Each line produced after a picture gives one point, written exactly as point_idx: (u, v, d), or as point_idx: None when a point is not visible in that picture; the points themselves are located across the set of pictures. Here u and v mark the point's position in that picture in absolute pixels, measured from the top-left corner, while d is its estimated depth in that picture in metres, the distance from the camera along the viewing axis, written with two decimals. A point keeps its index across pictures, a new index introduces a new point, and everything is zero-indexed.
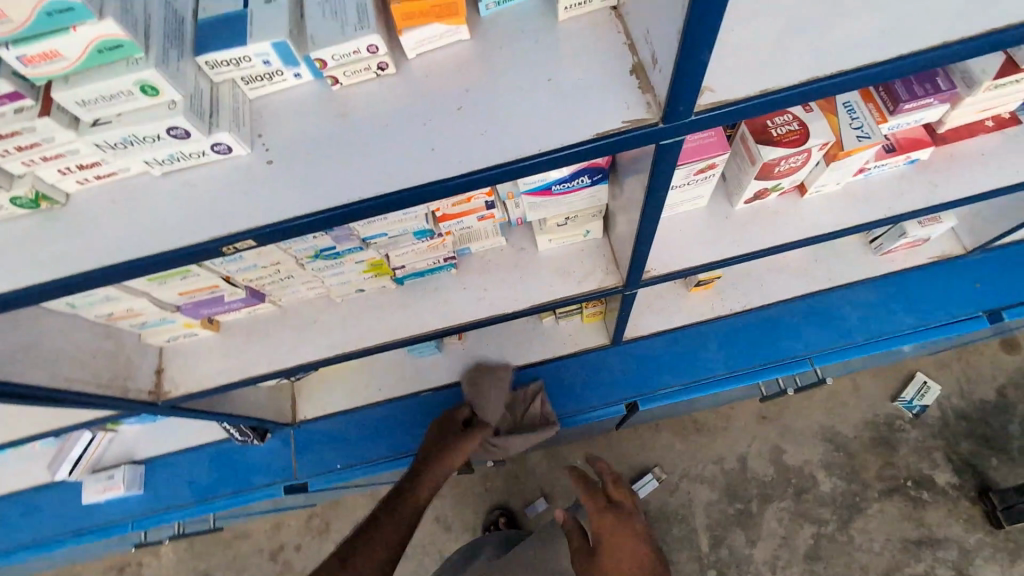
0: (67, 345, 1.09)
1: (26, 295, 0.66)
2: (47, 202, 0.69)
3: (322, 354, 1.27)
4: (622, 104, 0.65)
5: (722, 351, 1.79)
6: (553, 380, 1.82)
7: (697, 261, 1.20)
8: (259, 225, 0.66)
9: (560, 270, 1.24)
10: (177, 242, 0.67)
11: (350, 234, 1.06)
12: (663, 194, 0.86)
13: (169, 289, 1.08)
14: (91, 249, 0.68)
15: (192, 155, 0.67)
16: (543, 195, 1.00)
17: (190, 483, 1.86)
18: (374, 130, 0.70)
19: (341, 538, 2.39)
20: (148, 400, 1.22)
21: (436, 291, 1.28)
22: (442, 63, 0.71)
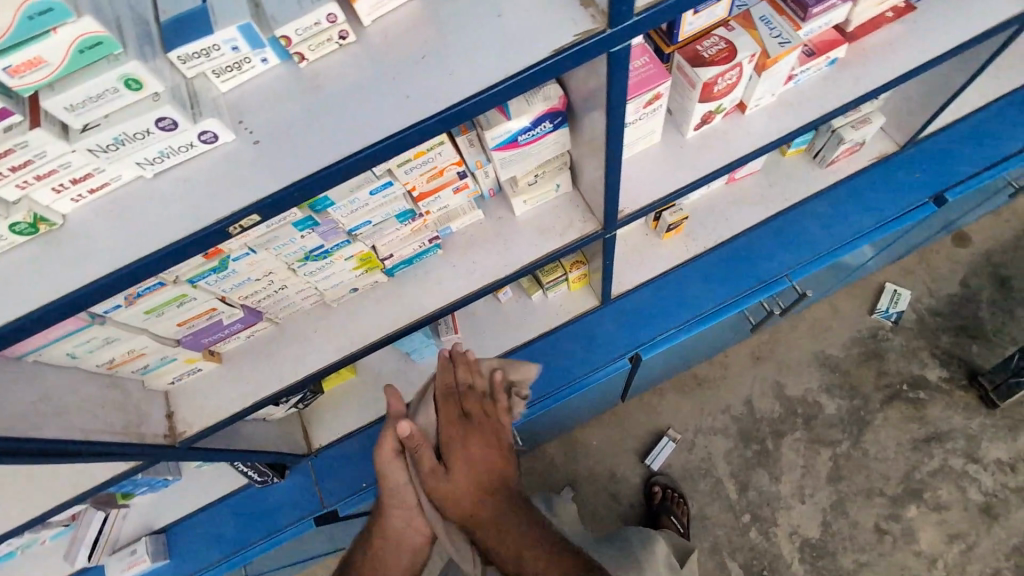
0: (75, 398, 1.08)
1: (40, 317, 0.68)
2: (45, 225, 0.71)
3: (330, 361, 1.29)
4: (569, 22, 0.72)
5: (706, 286, 1.87)
6: (555, 352, 1.87)
7: (663, 193, 1.27)
8: (261, 198, 0.70)
9: (541, 229, 1.29)
10: (184, 232, 0.70)
11: (337, 227, 1.09)
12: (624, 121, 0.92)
13: (167, 321, 1.09)
14: (97, 261, 0.70)
15: (181, 148, 0.70)
16: (512, 149, 1.06)
17: (218, 539, 1.82)
18: (349, 94, 0.74)
19: None
20: (166, 443, 1.22)
21: (428, 275, 1.31)
22: (398, 25, 0.76)
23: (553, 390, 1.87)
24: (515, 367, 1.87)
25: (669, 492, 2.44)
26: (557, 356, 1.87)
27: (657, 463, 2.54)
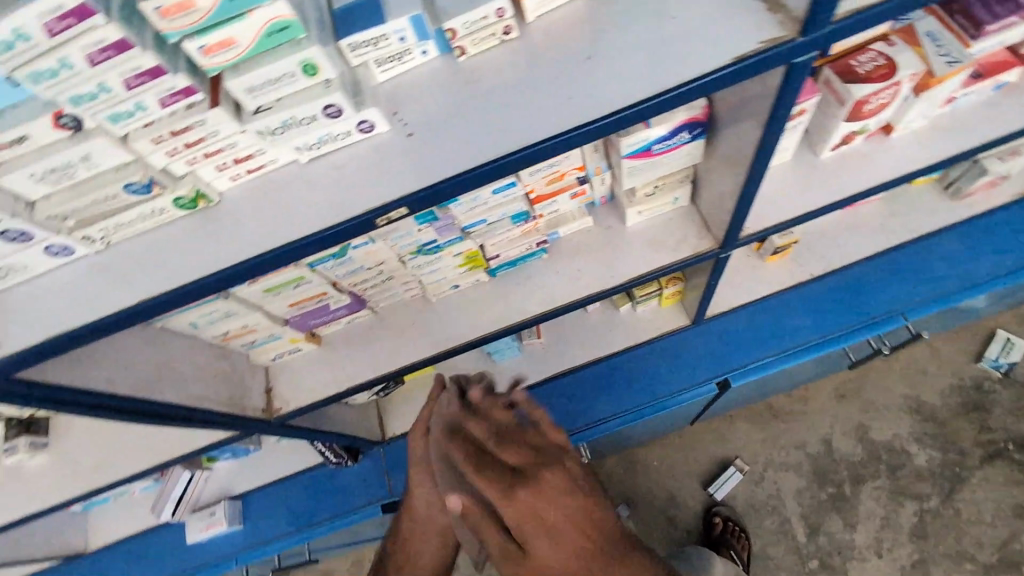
0: (193, 365, 1.12)
1: (187, 292, 0.69)
2: (203, 201, 0.72)
3: (425, 354, 1.28)
4: (754, 28, 0.66)
5: (807, 317, 1.76)
6: (639, 367, 1.80)
7: (790, 214, 1.18)
8: (412, 192, 0.68)
9: (654, 241, 1.24)
10: (333, 220, 0.69)
11: (453, 224, 1.07)
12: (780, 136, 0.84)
13: (281, 300, 1.11)
14: (247, 240, 0.71)
15: (339, 136, 0.70)
16: (644, 158, 1.01)
17: (289, 513, 1.88)
18: (508, 92, 0.71)
19: None
20: (262, 417, 1.25)
21: (531, 278, 1.29)
22: (563, 22, 0.73)
23: (632, 407, 1.80)
24: (594, 378, 1.81)
25: (731, 525, 2.31)
26: (639, 371, 1.80)
27: (723, 494, 2.41)
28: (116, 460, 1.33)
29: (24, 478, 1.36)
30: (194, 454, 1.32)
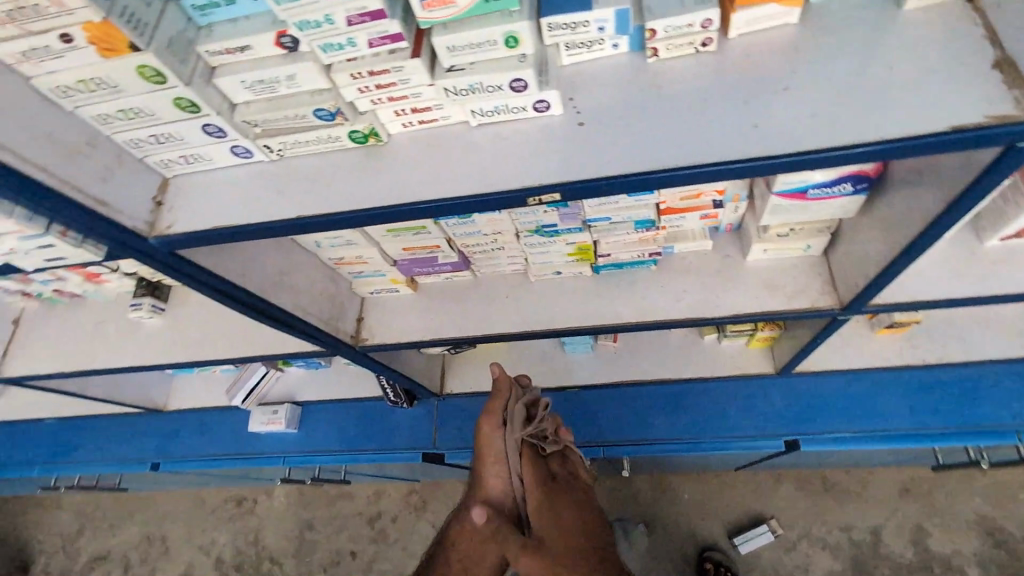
0: (308, 280, 1.21)
1: (338, 220, 0.74)
2: (374, 138, 0.77)
3: (510, 328, 1.31)
4: (983, 98, 0.60)
5: (907, 403, 1.61)
6: (707, 402, 1.74)
7: (933, 295, 1.08)
8: (568, 180, 0.69)
9: (771, 282, 1.18)
10: (487, 188, 0.71)
11: (577, 214, 1.08)
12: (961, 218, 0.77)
13: (398, 243, 1.17)
14: (404, 186, 0.75)
15: (514, 109, 0.72)
16: (795, 199, 0.96)
17: (339, 432, 2.00)
18: (689, 104, 0.70)
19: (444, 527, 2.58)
20: (350, 343, 1.34)
21: (633, 285, 1.27)
22: (765, 46, 0.70)
23: (686, 437, 1.73)
24: (659, 399, 1.76)
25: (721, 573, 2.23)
26: (705, 406, 1.74)
27: (746, 548, 2.30)
28: (217, 341, 1.48)
29: (142, 332, 1.56)
30: (287, 355, 1.46)
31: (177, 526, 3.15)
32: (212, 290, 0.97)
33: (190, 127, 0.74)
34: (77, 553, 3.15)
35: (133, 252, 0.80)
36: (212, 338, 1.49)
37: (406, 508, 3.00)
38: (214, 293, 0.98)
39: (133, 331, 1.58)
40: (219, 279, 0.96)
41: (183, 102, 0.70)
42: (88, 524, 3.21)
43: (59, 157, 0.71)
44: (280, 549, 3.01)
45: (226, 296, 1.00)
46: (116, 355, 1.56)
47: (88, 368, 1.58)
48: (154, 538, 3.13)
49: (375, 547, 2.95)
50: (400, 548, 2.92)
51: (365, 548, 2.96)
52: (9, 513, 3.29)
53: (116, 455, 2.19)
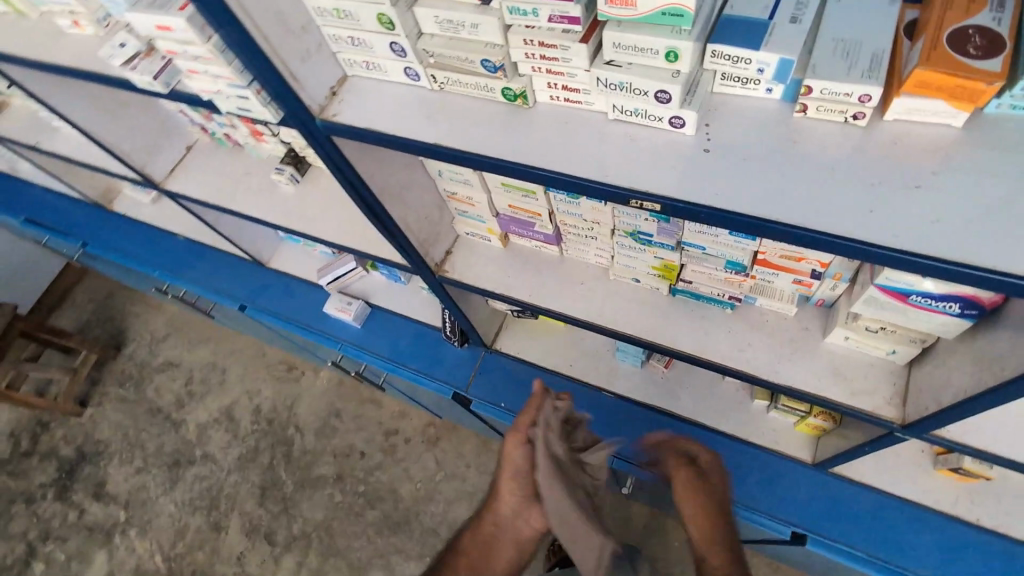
0: (420, 201, 1.34)
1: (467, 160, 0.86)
2: (521, 100, 0.85)
3: (573, 312, 1.38)
4: None
5: (936, 552, 1.52)
6: (731, 460, 1.73)
7: (1002, 452, 1.02)
8: (675, 197, 0.74)
9: (838, 371, 1.16)
10: (601, 178, 0.79)
11: (675, 233, 1.11)
12: None
13: (506, 198, 1.27)
14: (531, 150, 0.84)
15: (651, 116, 0.77)
16: (894, 298, 0.93)
17: (392, 342, 2.20)
18: (816, 168, 0.71)
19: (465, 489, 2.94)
20: (432, 269, 1.48)
21: (702, 319, 1.29)
22: (915, 138, 0.70)
23: None
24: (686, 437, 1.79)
25: None
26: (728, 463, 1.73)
27: None
28: (334, 225, 1.71)
29: (276, 194, 1.81)
30: (380, 259, 1.63)
31: (236, 366, 3.58)
32: (349, 184, 1.13)
33: (380, 40, 0.86)
34: (157, 353, 3.69)
35: (301, 126, 0.96)
36: (326, 225, 1.72)
37: (421, 437, 3.22)
38: (349, 187, 1.14)
39: (270, 190, 1.82)
40: (357, 178, 1.12)
41: (383, 18, 0.82)
42: (172, 333, 3.74)
43: (279, 32, 0.87)
44: (306, 422, 3.35)
45: (355, 192, 1.16)
46: (251, 205, 1.82)
47: (227, 206, 1.85)
48: (215, 367, 3.60)
49: (381, 457, 3.20)
50: (402, 468, 3.16)
51: (373, 454, 3.22)
52: (120, 299, 3.88)
53: (217, 286, 2.53)
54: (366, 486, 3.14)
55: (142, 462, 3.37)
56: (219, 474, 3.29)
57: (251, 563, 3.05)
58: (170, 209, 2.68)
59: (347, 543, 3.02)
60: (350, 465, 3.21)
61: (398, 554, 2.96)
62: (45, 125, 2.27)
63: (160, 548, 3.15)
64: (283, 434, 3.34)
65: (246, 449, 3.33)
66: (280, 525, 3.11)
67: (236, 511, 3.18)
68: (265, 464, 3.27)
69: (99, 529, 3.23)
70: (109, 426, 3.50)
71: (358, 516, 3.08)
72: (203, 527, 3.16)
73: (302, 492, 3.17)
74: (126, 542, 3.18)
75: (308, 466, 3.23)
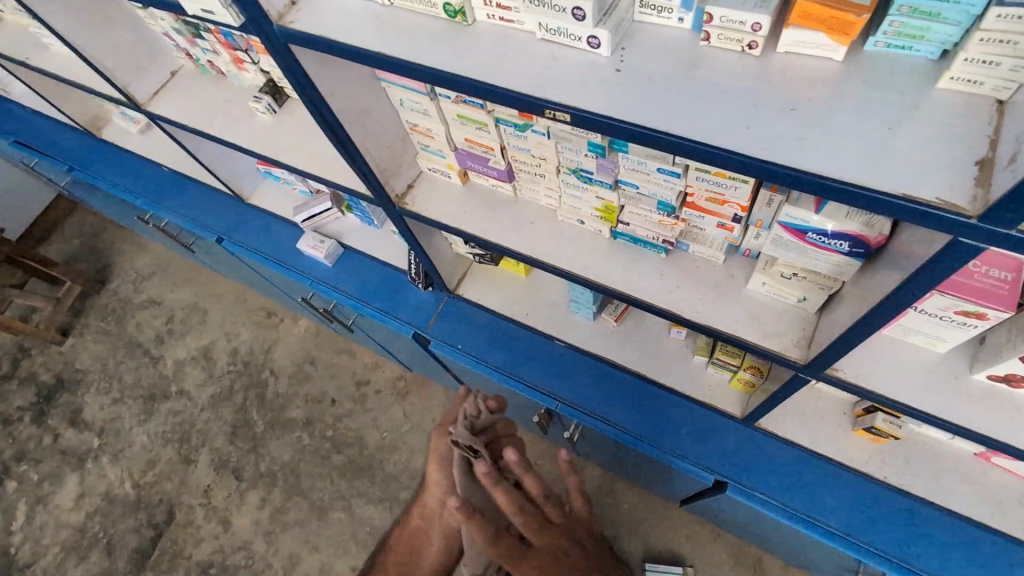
0: (382, 130, 1.40)
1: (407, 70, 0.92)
2: (461, 17, 0.92)
3: (521, 249, 1.45)
4: (947, 181, 0.65)
5: (843, 505, 1.65)
6: (667, 411, 1.86)
7: (887, 393, 1.11)
8: (580, 108, 0.82)
9: (755, 315, 1.24)
10: (521, 89, 0.85)
11: (613, 170, 1.18)
12: (905, 307, 0.82)
13: (462, 130, 1.33)
14: (464, 63, 0.90)
15: (571, 36, 0.84)
16: (794, 237, 1.01)
17: (361, 283, 2.27)
18: (708, 90, 0.78)
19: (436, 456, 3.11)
20: (392, 200, 1.54)
21: (638, 262, 1.37)
22: (799, 68, 0.77)
23: (632, 430, 1.86)
24: (628, 389, 1.90)
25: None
26: (668, 412, 1.85)
27: None
28: (305, 155, 1.76)
29: (253, 124, 1.86)
30: (347, 191, 1.69)
31: (217, 306, 3.66)
32: (311, 103, 1.20)
33: None
34: (141, 289, 3.75)
35: (260, 32, 1.02)
36: (298, 155, 1.77)
37: (391, 389, 3.31)
38: (311, 105, 1.20)
39: (249, 118, 1.87)
40: (321, 98, 1.19)
41: None
42: (157, 269, 3.80)
43: None
44: (281, 366, 3.44)
45: (315, 110, 1.22)
46: (229, 132, 1.87)
47: (205, 131, 1.90)
48: (197, 307, 3.67)
49: (351, 405, 3.30)
50: (370, 415, 3.26)
51: (343, 401, 3.31)
52: (107, 235, 3.93)
53: (197, 219, 2.59)
54: (333, 431, 3.23)
55: (119, 393, 3.46)
56: (191, 410, 3.37)
57: (217, 497, 3.15)
58: (159, 141, 2.72)
59: (311, 484, 3.12)
60: (320, 410, 3.30)
61: (358, 498, 3.06)
62: (36, 43, 2.30)
63: (129, 476, 3.24)
64: (257, 376, 3.43)
65: (221, 388, 3.42)
66: (248, 463, 3.21)
67: (207, 446, 3.27)
68: (238, 404, 3.36)
69: (72, 453, 3.32)
70: (88, 357, 3.57)
71: (324, 459, 3.17)
72: (173, 459, 3.26)
73: (272, 433, 3.26)
74: (97, 468, 3.27)
75: (279, 408, 3.32)
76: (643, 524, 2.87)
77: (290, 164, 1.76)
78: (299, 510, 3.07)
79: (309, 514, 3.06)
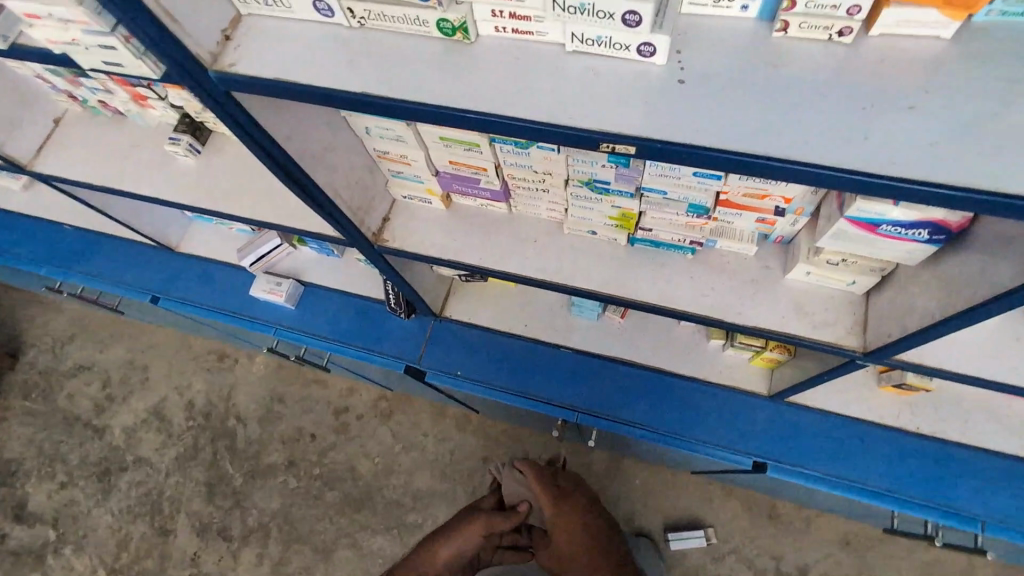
0: (347, 164, 1.19)
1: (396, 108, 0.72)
2: (461, 34, 0.72)
3: (529, 272, 1.29)
4: None
5: (885, 465, 1.63)
6: (692, 401, 1.76)
7: (953, 368, 1.06)
8: (648, 136, 0.65)
9: (801, 307, 1.15)
10: (562, 120, 0.68)
11: (634, 179, 1.04)
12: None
13: (446, 153, 1.14)
14: (478, 92, 0.71)
15: (616, 45, 0.67)
16: (862, 230, 0.91)
17: (333, 321, 2.03)
18: (801, 93, 0.65)
19: (436, 472, 2.92)
20: (369, 240, 1.33)
21: (663, 267, 1.25)
22: (899, 54, 0.65)
23: (659, 427, 1.77)
24: (646, 383, 1.79)
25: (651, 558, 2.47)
26: (691, 400, 1.76)
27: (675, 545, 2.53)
28: (247, 196, 1.49)
29: (173, 168, 1.56)
30: (307, 232, 1.45)
31: (159, 359, 3.27)
32: (267, 158, 0.98)
33: None
34: (63, 357, 3.29)
35: (191, 81, 0.78)
36: (238, 196, 1.50)
37: (373, 412, 3.09)
38: (267, 161, 0.98)
39: (167, 162, 1.57)
40: (280, 151, 0.97)
41: None
42: (78, 331, 3.34)
43: None
44: (248, 412, 3.13)
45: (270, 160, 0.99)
46: (145, 182, 1.57)
47: (114, 185, 1.58)
48: (135, 365, 3.26)
49: (335, 437, 3.05)
50: (357, 444, 3.03)
51: (326, 435, 3.06)
52: (7, 303, 3.40)
53: (121, 279, 2.24)
54: (322, 468, 3.00)
55: (66, 476, 3.06)
56: (156, 477, 3.03)
57: (208, 563, 2.88)
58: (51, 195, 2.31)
59: (309, 528, 2.90)
60: (302, 449, 3.04)
61: (364, 531, 2.87)
62: None
63: (101, 563, 2.90)
64: (223, 427, 3.11)
65: (185, 448, 3.08)
66: (234, 520, 2.94)
67: (183, 512, 2.97)
68: (207, 460, 3.05)
69: (26, 553, 2.93)
70: (20, 443, 3.13)
71: (318, 499, 2.95)
72: (148, 534, 2.94)
73: (254, 483, 2.99)
74: (60, 563, 2.91)
75: (256, 456, 3.04)
76: (658, 494, 2.66)
77: (230, 209, 1.49)
78: (303, 557, 2.86)
79: (315, 558, 2.85)
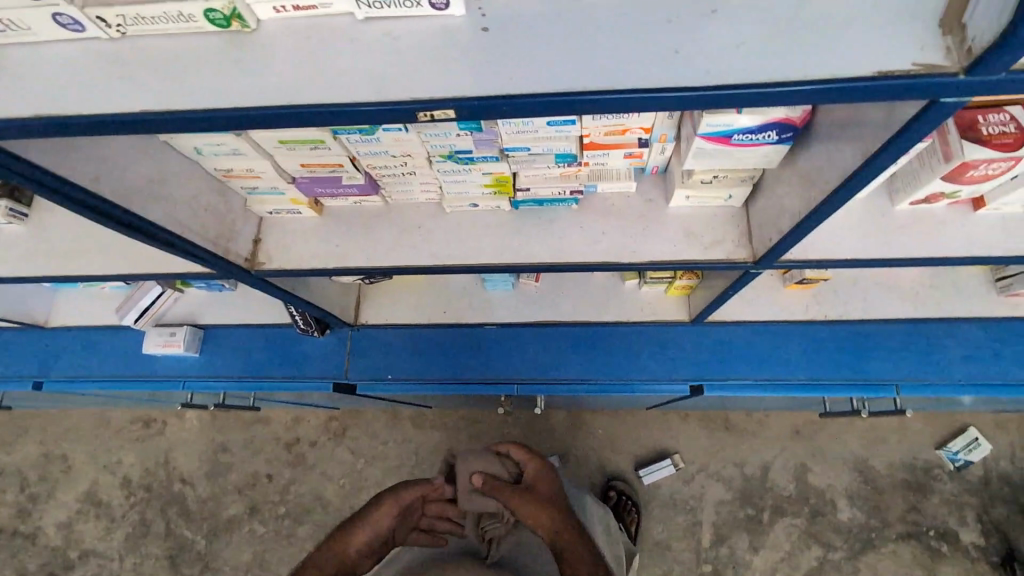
0: (187, 192, 1.07)
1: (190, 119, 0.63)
2: (238, 24, 0.65)
3: (422, 260, 1.22)
4: (912, 43, 0.56)
5: (807, 356, 1.71)
6: (621, 344, 1.78)
7: (838, 254, 1.10)
8: (465, 95, 0.60)
9: (690, 231, 1.16)
10: (369, 98, 0.62)
11: (493, 140, 0.99)
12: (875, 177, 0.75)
13: (294, 157, 1.05)
14: (275, 85, 0.64)
15: (406, 3, 0.62)
16: (718, 144, 0.91)
17: (244, 358, 1.89)
18: (605, 19, 0.62)
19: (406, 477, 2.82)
20: (243, 267, 1.21)
21: (553, 224, 1.22)
22: None
23: (597, 378, 1.77)
24: (574, 338, 1.79)
25: (624, 500, 2.49)
26: (621, 343, 1.78)
27: (648, 479, 2.60)
28: (97, 251, 1.33)
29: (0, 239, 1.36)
30: (176, 274, 1.31)
31: (76, 444, 2.98)
32: (69, 203, 0.87)
33: None
34: None
35: None
36: (87, 251, 1.33)
37: (325, 434, 2.94)
38: (71, 207, 0.88)
39: None
40: (86, 191, 0.86)
41: None
42: None
43: None
44: (190, 471, 2.91)
45: (80, 205, 0.88)
46: None
47: None
48: (51, 457, 2.96)
49: (291, 471, 2.88)
50: (318, 471, 2.87)
51: (281, 471, 2.89)
52: None
53: None
54: (286, 506, 2.83)
55: None
56: (109, 565, 2.78)
57: None
58: None
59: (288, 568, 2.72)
60: (261, 492, 2.85)
61: None
62: None
63: None
64: (167, 494, 2.88)
65: (133, 526, 2.84)
66: None
67: None
68: (162, 533, 2.82)
69: None
70: None
71: (290, 537, 2.78)
72: None
73: (218, 541, 2.79)
74: None
75: (212, 514, 2.83)
76: (621, 438, 2.72)
77: (81, 268, 1.31)
78: None
79: None
